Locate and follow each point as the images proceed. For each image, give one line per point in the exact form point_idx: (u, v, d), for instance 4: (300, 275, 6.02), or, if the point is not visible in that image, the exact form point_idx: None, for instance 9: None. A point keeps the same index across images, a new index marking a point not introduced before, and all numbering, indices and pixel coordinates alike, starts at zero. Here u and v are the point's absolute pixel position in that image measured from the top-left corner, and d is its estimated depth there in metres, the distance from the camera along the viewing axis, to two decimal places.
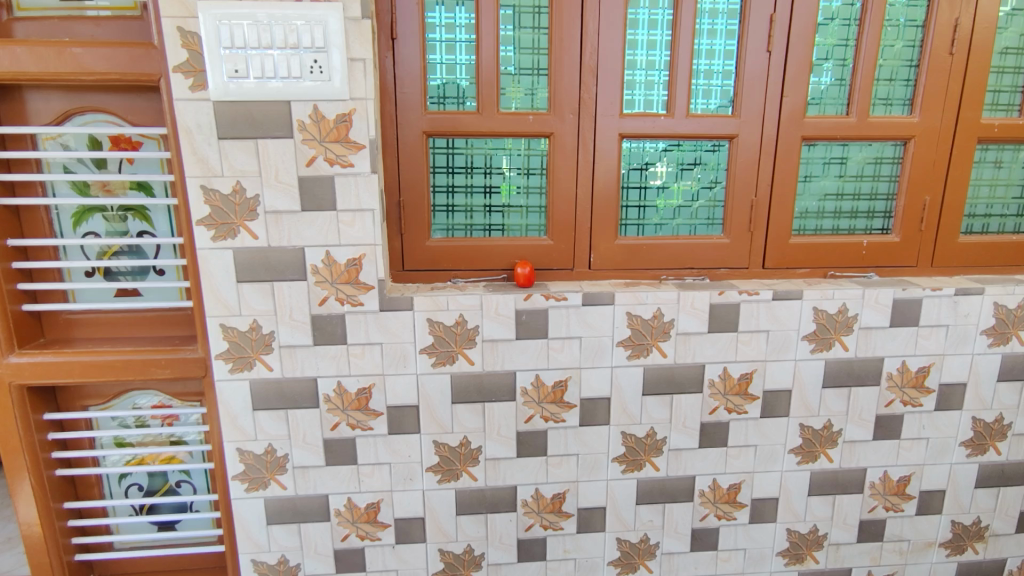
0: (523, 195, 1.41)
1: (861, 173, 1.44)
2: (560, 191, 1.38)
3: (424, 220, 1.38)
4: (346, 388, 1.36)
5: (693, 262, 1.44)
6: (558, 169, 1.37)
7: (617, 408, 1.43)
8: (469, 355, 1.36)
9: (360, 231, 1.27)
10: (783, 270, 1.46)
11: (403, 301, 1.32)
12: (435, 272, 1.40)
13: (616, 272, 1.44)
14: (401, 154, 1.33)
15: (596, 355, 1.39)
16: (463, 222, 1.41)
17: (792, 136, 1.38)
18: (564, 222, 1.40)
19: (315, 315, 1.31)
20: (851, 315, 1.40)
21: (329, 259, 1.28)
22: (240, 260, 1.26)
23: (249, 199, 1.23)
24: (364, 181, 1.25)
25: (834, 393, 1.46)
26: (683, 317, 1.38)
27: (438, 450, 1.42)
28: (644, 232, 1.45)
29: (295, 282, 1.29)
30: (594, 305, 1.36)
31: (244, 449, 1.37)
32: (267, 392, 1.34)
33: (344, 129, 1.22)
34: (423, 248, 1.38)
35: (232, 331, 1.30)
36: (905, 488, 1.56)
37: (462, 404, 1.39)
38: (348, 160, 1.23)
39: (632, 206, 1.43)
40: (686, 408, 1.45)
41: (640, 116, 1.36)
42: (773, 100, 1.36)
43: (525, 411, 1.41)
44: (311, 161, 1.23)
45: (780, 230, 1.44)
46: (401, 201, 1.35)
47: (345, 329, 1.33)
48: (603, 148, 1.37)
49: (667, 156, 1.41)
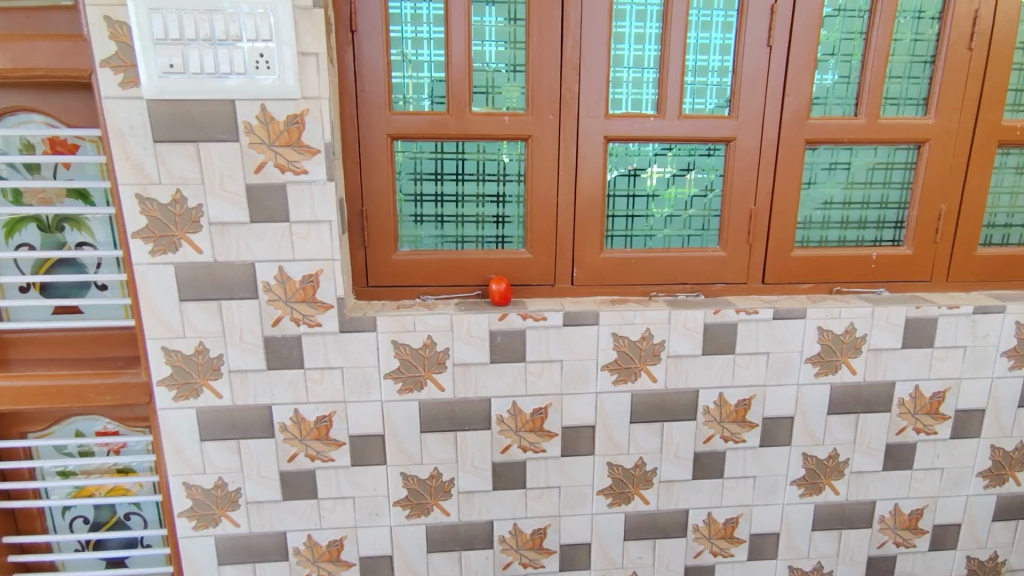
0: (499, 205, 1.28)
1: (869, 180, 1.31)
2: (540, 199, 1.26)
3: (390, 231, 1.25)
4: (303, 417, 1.24)
5: (686, 276, 1.32)
6: (537, 176, 1.25)
7: (602, 437, 1.31)
8: (439, 381, 1.24)
9: (316, 245, 1.15)
10: (784, 285, 1.33)
11: (366, 321, 1.20)
12: (402, 288, 1.28)
13: (601, 288, 1.31)
14: (363, 159, 1.21)
15: (579, 380, 1.27)
16: (433, 233, 1.29)
17: (795, 139, 1.25)
18: (545, 234, 1.27)
19: (268, 337, 1.19)
20: (859, 335, 1.28)
21: (282, 275, 1.16)
22: (182, 277, 1.14)
23: (191, 210, 1.10)
24: (320, 189, 1.12)
25: (840, 420, 1.33)
26: (674, 338, 1.26)
27: (406, 482, 1.30)
28: (633, 244, 1.33)
29: (245, 301, 1.16)
30: (577, 325, 1.23)
31: (191, 483, 1.25)
32: (216, 421, 1.22)
33: (296, 131, 1.09)
34: (389, 263, 1.26)
35: (176, 354, 1.18)
36: (918, 522, 1.44)
37: (432, 434, 1.27)
38: (302, 166, 1.11)
39: (620, 216, 1.31)
40: (678, 437, 1.32)
41: (628, 117, 1.23)
42: (774, 100, 1.23)
43: (502, 440, 1.29)
44: (260, 167, 1.10)
45: (782, 241, 1.31)
46: (364, 210, 1.23)
47: (302, 352, 1.20)
48: (587, 152, 1.24)
49: (658, 161, 1.28)
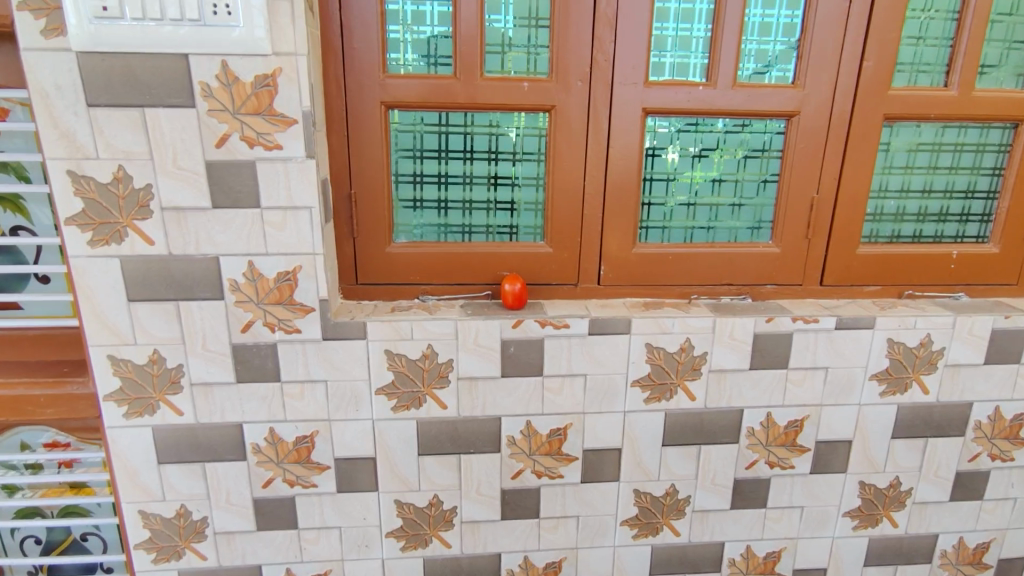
0: (513, 189, 1.07)
1: (954, 165, 1.10)
2: (563, 184, 1.05)
3: (384, 219, 1.05)
4: (280, 437, 1.05)
5: (731, 276, 1.12)
6: (561, 155, 1.04)
7: (629, 462, 1.13)
8: (440, 397, 1.06)
9: (293, 236, 0.94)
10: (847, 287, 1.14)
11: (354, 327, 1.00)
12: (399, 286, 1.08)
13: (632, 289, 1.12)
14: (352, 132, 1.00)
15: (605, 398, 1.08)
16: (435, 222, 1.08)
17: (871, 114, 1.04)
18: (567, 224, 1.07)
19: (236, 345, 0.99)
20: (935, 349, 1.09)
21: (253, 272, 0.95)
22: (130, 273, 0.93)
23: (138, 191, 0.90)
24: (298, 168, 0.91)
25: (905, 445, 1.15)
26: (718, 350, 1.07)
27: (401, 511, 1.12)
28: (670, 238, 1.13)
29: (207, 302, 0.96)
30: (604, 335, 1.04)
31: (149, 511, 1.07)
32: (176, 442, 1.03)
33: (266, 96, 0.87)
34: (383, 256, 1.06)
35: (125, 365, 0.98)
36: (983, 556, 1.26)
37: (432, 457, 1.09)
38: (275, 139, 0.89)
39: (656, 204, 1.10)
40: (716, 463, 1.14)
41: (672, 86, 1.02)
42: (849, 67, 1.02)
43: (513, 465, 1.11)
44: (222, 140, 0.89)
45: (847, 236, 1.11)
46: (353, 193, 1.03)
47: (278, 363, 1.01)
48: (621, 128, 1.03)
49: (704, 139, 1.07)
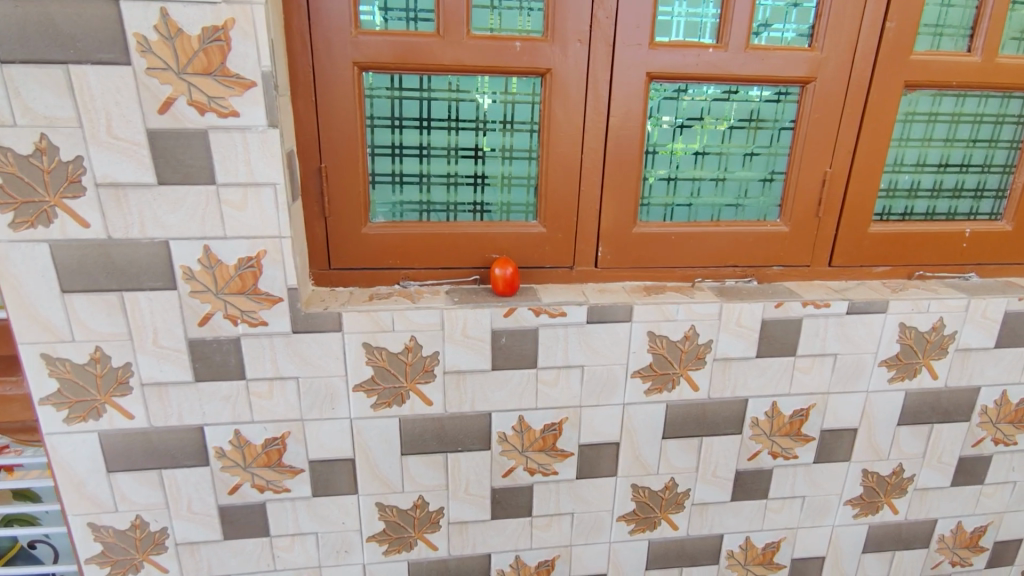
0: (503, 163, 0.97)
1: (972, 137, 1.04)
2: (559, 157, 0.95)
3: (359, 196, 0.93)
4: (247, 439, 0.94)
5: (736, 257, 1.05)
6: (557, 125, 0.94)
7: (628, 456, 1.06)
8: (425, 393, 0.96)
9: (255, 217, 0.83)
10: (856, 269, 1.07)
11: (327, 319, 0.90)
12: (376, 271, 0.97)
13: (632, 271, 1.03)
14: (321, 96, 0.87)
15: (602, 390, 1.01)
16: (417, 199, 0.97)
17: (890, 82, 0.96)
18: (563, 202, 0.97)
19: (192, 341, 0.87)
20: (947, 334, 1.03)
21: (209, 259, 0.83)
22: (63, 260, 0.81)
23: (67, 164, 0.76)
24: (258, 138, 0.79)
25: (911, 432, 1.11)
26: (724, 337, 0.99)
27: (383, 514, 1.04)
28: (672, 216, 1.04)
29: (157, 293, 0.84)
30: (604, 323, 0.96)
31: (100, 524, 0.97)
32: (128, 448, 0.92)
33: (217, 54, 0.74)
34: (358, 238, 0.95)
35: (63, 364, 0.86)
36: (979, 539, 1.25)
37: (416, 457, 1.00)
38: (229, 105, 0.77)
39: (659, 180, 1.01)
40: (718, 455, 1.08)
41: (680, 48, 0.92)
42: (871, 29, 0.93)
43: (504, 462, 1.03)
44: (166, 105, 0.75)
45: (860, 214, 1.04)
46: (323, 167, 0.91)
47: (242, 360, 0.90)
48: (623, 94, 0.93)
49: (712, 108, 0.98)
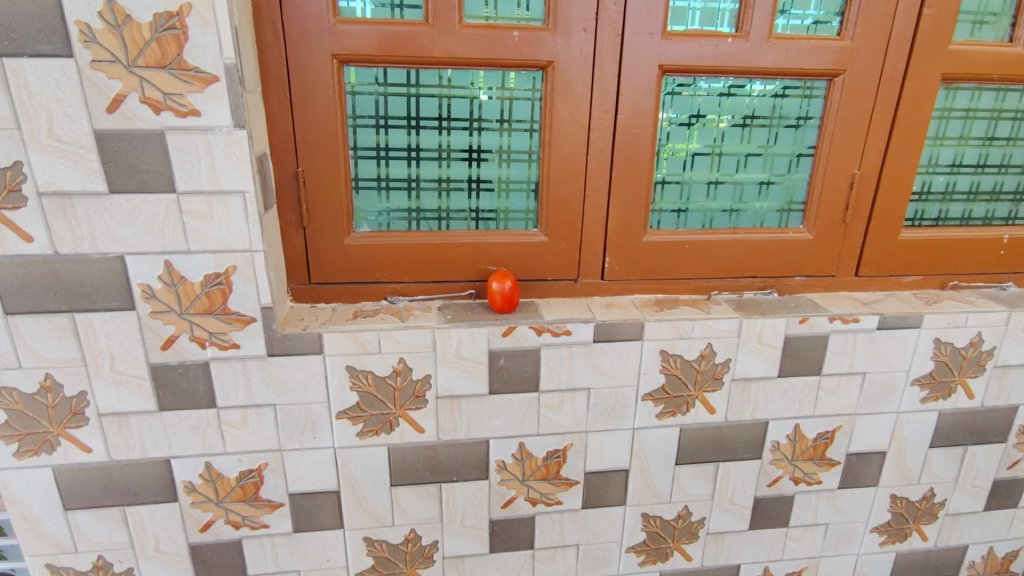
0: (501, 166, 0.88)
1: (1012, 135, 0.95)
2: (562, 159, 0.86)
3: (341, 203, 0.84)
4: (219, 472, 0.85)
5: (756, 267, 0.96)
6: (560, 124, 0.85)
7: (638, 483, 0.98)
8: (416, 420, 0.87)
9: (222, 229, 0.73)
10: (885, 279, 0.99)
11: (306, 341, 0.80)
12: (362, 286, 0.88)
13: (642, 283, 0.94)
14: (296, 93, 0.78)
15: (610, 415, 0.92)
16: (405, 206, 0.88)
17: (926, 75, 0.87)
18: (567, 208, 0.89)
19: (155, 367, 0.78)
20: (985, 350, 0.95)
21: (171, 275, 0.74)
22: (4, 279, 0.71)
23: (4, 171, 0.67)
24: (223, 140, 0.70)
25: (943, 454, 1.03)
26: (743, 356, 0.91)
27: (372, 550, 0.95)
28: (686, 223, 0.95)
29: (113, 315, 0.75)
30: (612, 342, 0.87)
31: (60, 565, 0.88)
32: (85, 484, 0.83)
33: (172, 44, 0.65)
34: (341, 250, 0.86)
35: (10, 394, 0.77)
36: (1011, 565, 1.16)
37: (407, 488, 0.92)
38: (189, 103, 0.67)
39: (671, 183, 0.92)
40: (736, 481, 1.00)
41: (696, 37, 0.83)
42: (907, 16, 0.84)
43: (503, 492, 0.95)
44: (116, 103, 0.66)
45: (890, 220, 0.95)
46: (300, 172, 0.82)
47: (211, 387, 0.80)
48: (633, 89, 0.84)
49: (730, 104, 0.89)
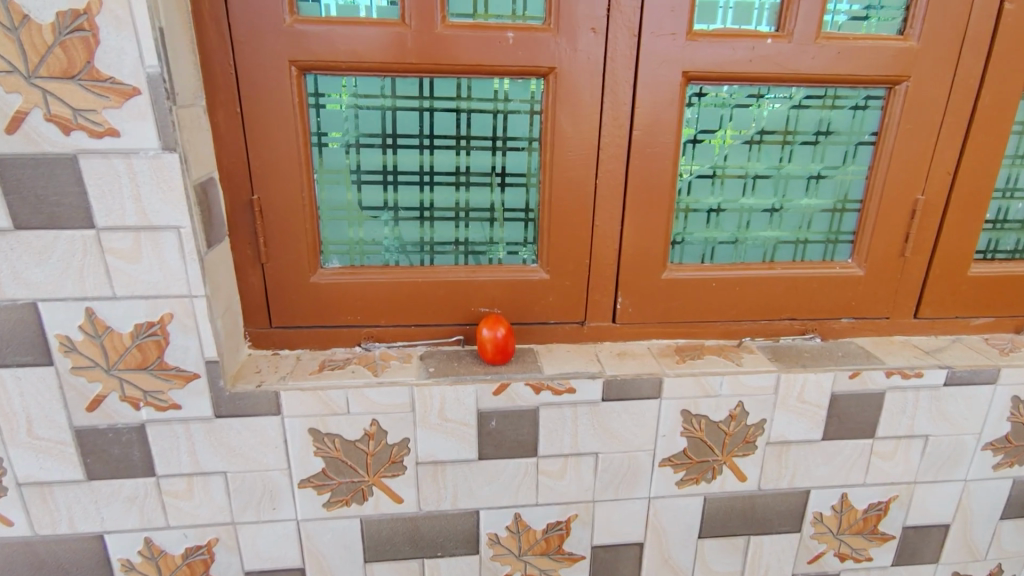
0: (493, 191, 0.74)
1: None
2: (566, 183, 0.73)
3: (305, 235, 0.72)
4: (163, 548, 0.73)
5: (796, 308, 0.82)
6: (563, 142, 0.71)
7: (655, 559, 0.83)
8: (393, 490, 0.74)
9: (153, 271, 0.61)
10: (950, 322, 0.84)
11: (260, 401, 0.68)
12: (331, 330, 0.76)
13: (661, 326, 0.81)
14: (248, 107, 0.66)
15: (622, 483, 0.78)
16: (382, 238, 0.75)
17: (1007, 82, 0.72)
18: (572, 241, 0.75)
19: (81, 431, 0.66)
20: None
21: (95, 325, 0.62)
22: None
23: None
24: (151, 166, 0.58)
25: (1015, 527, 0.87)
26: (782, 417, 0.76)
27: None
28: (713, 256, 0.81)
29: (26, 372, 0.63)
30: (625, 402, 0.74)
31: None
32: (8, 560, 0.72)
33: (81, 48, 0.54)
34: (306, 290, 0.74)
35: None
36: None
37: (384, 566, 0.78)
38: (105, 120, 0.56)
39: (697, 210, 0.78)
40: (771, 558, 0.85)
41: (728, 38, 0.69)
42: (986, 10, 0.69)
43: (497, 569, 0.81)
44: (16, 122, 0.55)
45: (958, 253, 0.80)
46: (255, 200, 0.69)
47: (148, 453, 0.68)
48: (651, 101, 0.70)
49: (769, 117, 0.75)
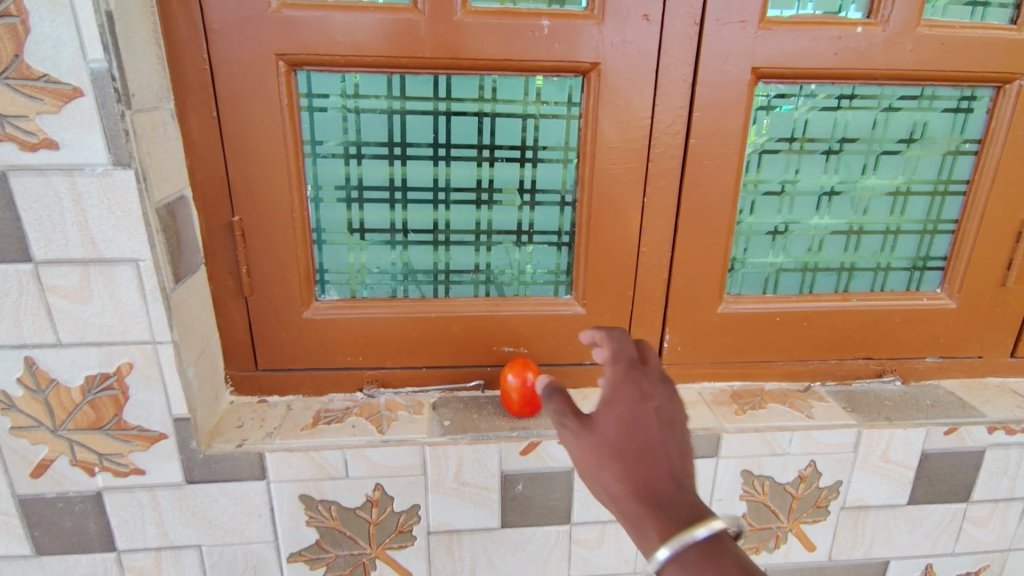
0: (521, 210, 0.63)
1: None
2: (607, 202, 0.61)
3: (297, 263, 0.60)
4: None
5: (874, 346, 0.69)
6: (606, 152, 0.59)
7: None
8: (400, 563, 0.63)
9: (107, 313, 0.50)
10: None
11: (241, 464, 0.56)
12: (328, 373, 0.64)
13: (714, 368, 0.68)
14: (226, 111, 0.54)
15: None
16: (388, 266, 0.63)
17: None
18: (613, 270, 0.63)
19: (25, 500, 0.55)
20: None
21: (38, 378, 0.51)
22: None
23: None
24: (100, 186, 0.46)
25: None
26: (862, 479, 0.64)
27: None
28: (777, 285, 0.68)
29: None
30: None
31: None
32: None
33: (8, 38, 0.43)
34: (298, 326, 0.62)
35: None
36: None
37: None
38: (40, 129, 0.45)
39: (760, 232, 0.66)
40: None
41: (809, 27, 0.56)
42: None
43: None
44: None
45: None
46: (236, 221, 0.57)
47: (107, 525, 0.57)
48: (711, 105, 0.58)
49: (852, 122, 0.62)
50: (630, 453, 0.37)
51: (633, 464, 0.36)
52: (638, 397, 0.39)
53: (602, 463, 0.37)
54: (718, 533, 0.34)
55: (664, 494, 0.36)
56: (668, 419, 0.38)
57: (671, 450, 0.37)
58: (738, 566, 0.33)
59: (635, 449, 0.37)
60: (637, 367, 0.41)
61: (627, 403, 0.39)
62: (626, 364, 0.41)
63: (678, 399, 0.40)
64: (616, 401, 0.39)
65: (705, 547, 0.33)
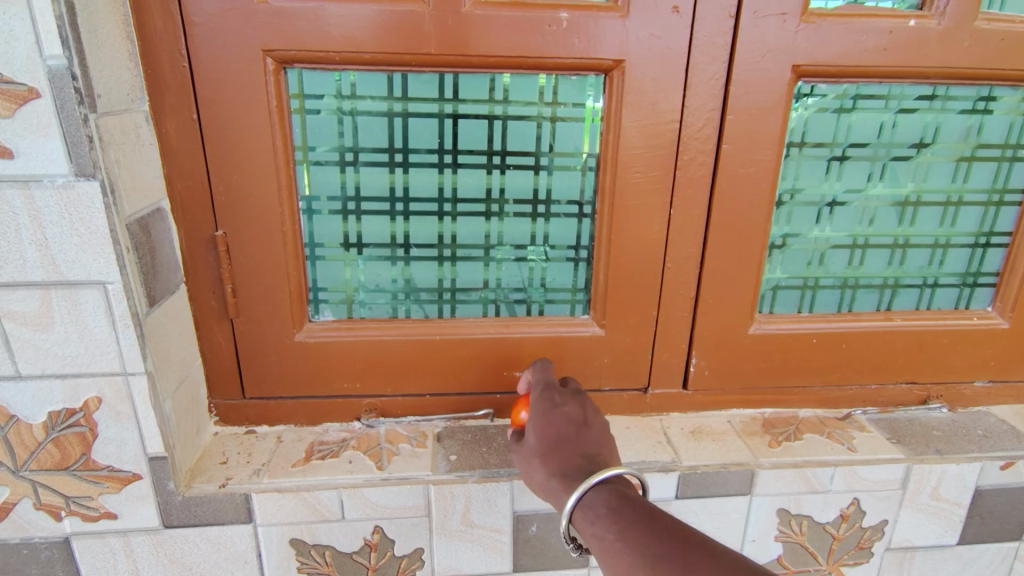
0: (534, 222, 0.57)
1: None
2: (630, 213, 0.55)
3: (288, 282, 0.54)
4: None
5: (919, 370, 0.63)
6: (629, 159, 0.53)
7: None
8: None
9: (72, 341, 0.44)
10: None
11: (224, 506, 0.51)
12: (321, 401, 0.58)
13: (744, 394, 0.63)
14: (208, 113, 0.49)
15: None
16: (389, 283, 0.58)
17: None
18: (635, 288, 0.58)
19: None
20: None
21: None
22: None
23: None
24: (61, 200, 0.41)
25: None
26: (908, 517, 0.59)
27: None
28: (814, 303, 0.62)
29: None
30: (705, 499, 0.57)
31: None
32: None
33: None
34: (290, 350, 0.56)
35: None
36: None
37: None
38: None
39: (796, 246, 0.60)
40: None
41: (857, 19, 0.51)
42: None
43: None
44: None
45: None
46: (219, 235, 0.52)
47: (77, 572, 0.52)
48: (747, 107, 0.53)
49: (899, 125, 0.56)
50: (554, 443, 0.44)
51: (553, 449, 0.44)
52: (551, 405, 0.47)
53: (529, 454, 0.45)
54: (617, 478, 0.40)
55: (577, 464, 0.42)
56: (583, 418, 0.46)
57: (586, 441, 0.44)
58: (632, 498, 0.38)
59: (556, 438, 0.44)
60: (551, 387, 0.50)
61: (544, 396, 0.49)
62: (542, 387, 0.50)
63: (592, 405, 0.48)
64: (538, 413, 0.47)
65: (605, 489, 0.39)
